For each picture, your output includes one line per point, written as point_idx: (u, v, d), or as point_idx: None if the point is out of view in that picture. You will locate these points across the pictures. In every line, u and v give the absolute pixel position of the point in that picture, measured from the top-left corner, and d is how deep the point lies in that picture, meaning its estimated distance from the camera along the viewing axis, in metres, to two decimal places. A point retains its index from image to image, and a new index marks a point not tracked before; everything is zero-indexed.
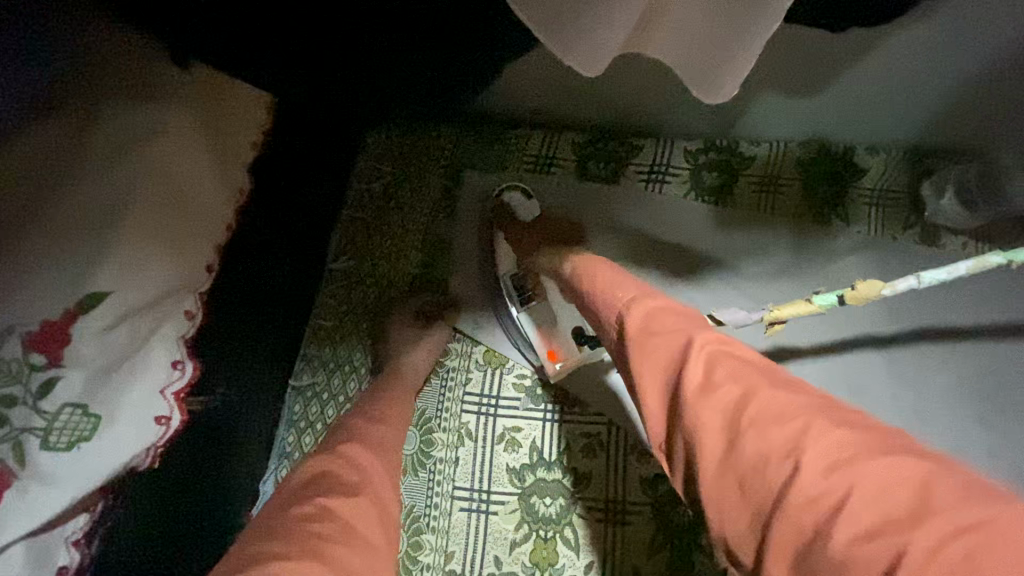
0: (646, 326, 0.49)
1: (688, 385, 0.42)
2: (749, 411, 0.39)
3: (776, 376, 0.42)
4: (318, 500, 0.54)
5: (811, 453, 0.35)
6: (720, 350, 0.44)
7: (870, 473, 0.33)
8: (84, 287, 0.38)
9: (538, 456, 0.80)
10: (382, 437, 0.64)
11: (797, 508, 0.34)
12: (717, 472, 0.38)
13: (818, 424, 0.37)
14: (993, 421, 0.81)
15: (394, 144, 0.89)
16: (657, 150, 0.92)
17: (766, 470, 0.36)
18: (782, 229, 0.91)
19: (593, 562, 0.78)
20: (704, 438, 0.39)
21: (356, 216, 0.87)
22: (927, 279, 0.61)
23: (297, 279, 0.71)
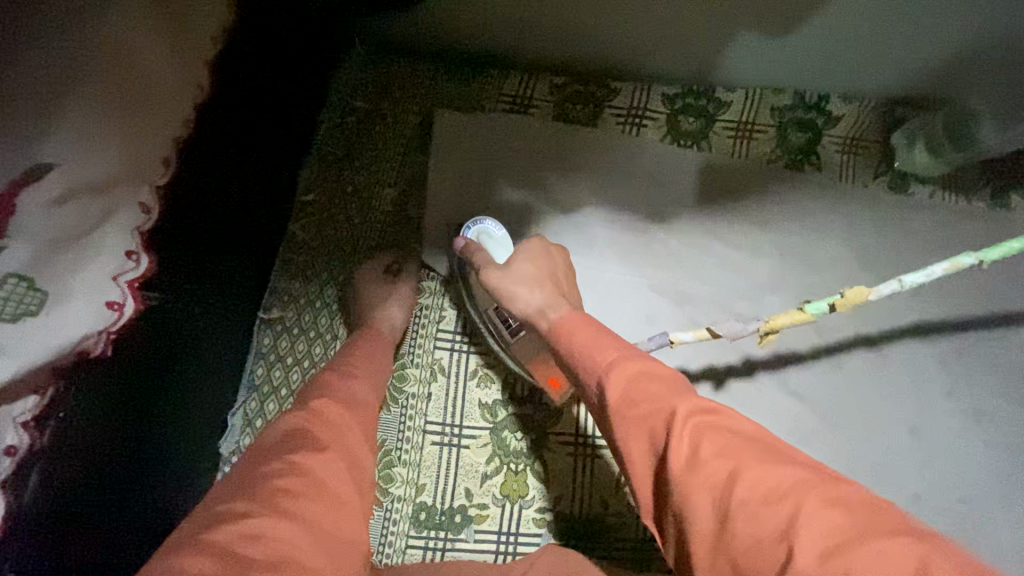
0: (626, 396, 0.47)
1: (675, 468, 0.43)
2: (740, 494, 0.40)
3: (766, 448, 0.43)
4: (286, 457, 0.55)
5: (804, 540, 0.38)
6: (705, 424, 0.44)
7: (864, 561, 0.36)
8: (31, 157, 0.36)
9: (510, 393, 0.81)
10: (354, 391, 0.64)
11: None
12: (710, 556, 0.41)
13: (809, 505, 0.39)
14: (953, 363, 0.85)
15: (368, 79, 0.87)
16: (635, 93, 0.92)
17: (761, 559, 0.39)
18: (755, 174, 0.92)
19: (563, 493, 0.79)
20: (698, 524, 0.41)
21: (327, 151, 0.85)
22: (908, 282, 0.65)
23: (263, 204, 0.70)
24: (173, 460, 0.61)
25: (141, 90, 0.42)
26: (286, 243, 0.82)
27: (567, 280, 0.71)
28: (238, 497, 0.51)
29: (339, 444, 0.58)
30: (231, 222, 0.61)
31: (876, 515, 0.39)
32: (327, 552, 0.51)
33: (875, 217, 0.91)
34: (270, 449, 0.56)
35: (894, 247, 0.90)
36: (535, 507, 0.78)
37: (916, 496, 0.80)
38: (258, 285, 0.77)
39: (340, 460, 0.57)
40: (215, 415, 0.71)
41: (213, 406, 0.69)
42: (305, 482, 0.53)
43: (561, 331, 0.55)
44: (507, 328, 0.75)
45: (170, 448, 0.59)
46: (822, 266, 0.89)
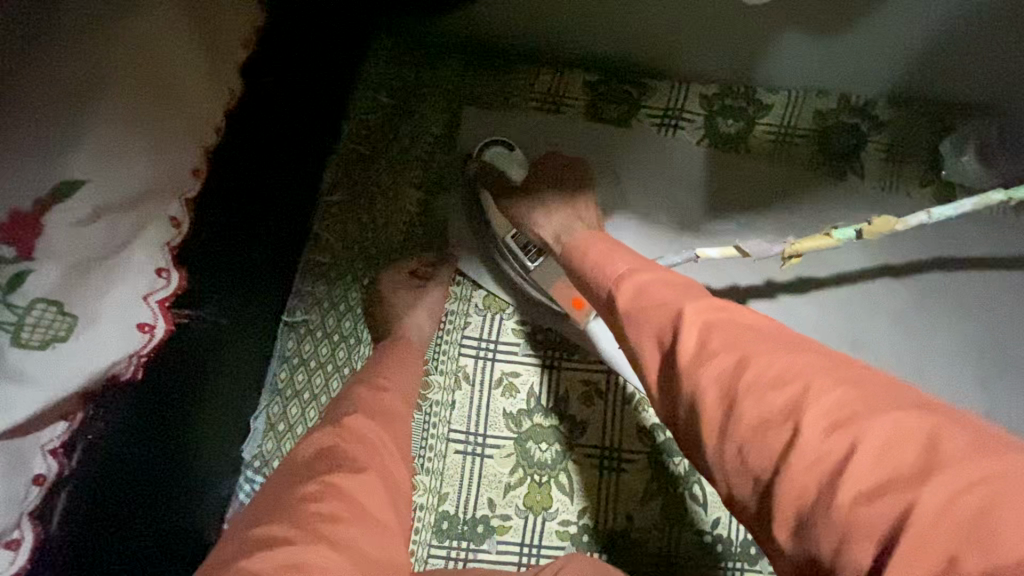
0: (636, 302, 0.50)
1: (683, 357, 0.43)
2: (746, 378, 0.40)
3: (774, 339, 0.43)
4: (323, 478, 0.53)
5: (810, 415, 0.37)
6: (713, 319, 0.45)
7: (874, 430, 0.35)
8: (59, 174, 0.34)
9: (536, 403, 0.79)
10: (387, 404, 0.63)
11: (802, 470, 0.35)
12: (718, 438, 0.40)
13: (816, 385, 0.38)
14: (993, 383, 0.80)
15: (395, 73, 0.84)
16: (672, 92, 0.88)
17: (766, 438, 0.37)
18: (794, 181, 0.88)
19: (588, 507, 0.77)
20: (707, 411, 0.41)
21: (353, 148, 0.83)
22: (938, 211, 0.69)
23: (288, 207, 0.67)
24: (198, 463, 0.60)
25: (171, 95, 0.40)
26: (311, 243, 0.80)
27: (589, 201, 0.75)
28: (274, 521, 0.50)
29: (375, 464, 0.56)
30: (258, 226, 0.59)
31: (889, 392, 0.37)
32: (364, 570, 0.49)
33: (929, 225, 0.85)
34: (307, 467, 0.55)
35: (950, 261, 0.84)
36: (559, 519, 0.77)
37: None
38: (282, 289, 0.75)
39: (378, 480, 0.55)
40: (237, 421, 0.69)
41: (236, 412, 0.68)
42: (345, 506, 0.52)
43: (581, 252, 0.61)
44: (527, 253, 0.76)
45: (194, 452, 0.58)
46: (870, 277, 0.83)
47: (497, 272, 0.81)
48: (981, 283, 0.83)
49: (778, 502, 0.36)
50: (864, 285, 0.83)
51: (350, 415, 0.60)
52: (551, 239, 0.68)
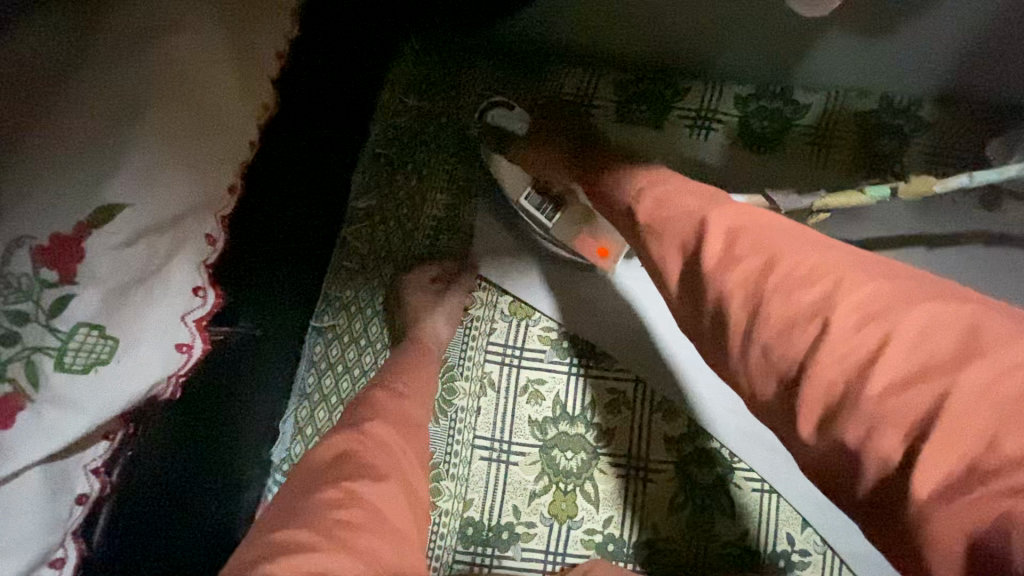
0: (659, 213, 0.52)
1: (708, 260, 0.45)
2: (773, 279, 0.41)
3: (808, 240, 0.43)
4: (342, 483, 0.54)
5: (840, 311, 0.37)
6: (739, 224, 0.46)
7: (906, 322, 0.35)
8: (99, 197, 0.34)
9: (561, 410, 0.79)
10: (406, 411, 0.63)
11: (831, 364, 0.36)
12: (744, 340, 0.41)
13: (847, 282, 0.39)
14: None
15: (420, 74, 0.83)
16: (706, 93, 0.85)
17: (794, 335, 0.38)
18: (832, 184, 0.85)
19: (613, 516, 0.77)
20: (733, 311, 0.42)
21: (380, 151, 0.81)
22: (979, 175, 0.68)
23: (314, 215, 0.67)
24: (231, 470, 0.60)
25: (207, 116, 0.40)
26: (338, 249, 0.79)
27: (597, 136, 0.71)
28: (296, 524, 0.50)
29: (395, 474, 0.57)
30: (286, 234, 0.59)
31: (924, 287, 0.38)
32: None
33: (984, 233, 0.81)
34: (331, 477, 0.54)
35: (999, 277, 0.80)
36: (583, 528, 0.76)
37: None
38: (310, 294, 0.74)
39: (396, 494, 0.55)
40: (268, 422, 0.70)
41: (267, 416, 0.68)
42: (367, 515, 0.52)
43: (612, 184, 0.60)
44: (544, 210, 0.76)
45: (230, 457, 0.59)
46: None
47: (522, 264, 0.81)
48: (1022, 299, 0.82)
49: (803, 398, 0.37)
50: None
51: (370, 421, 0.61)
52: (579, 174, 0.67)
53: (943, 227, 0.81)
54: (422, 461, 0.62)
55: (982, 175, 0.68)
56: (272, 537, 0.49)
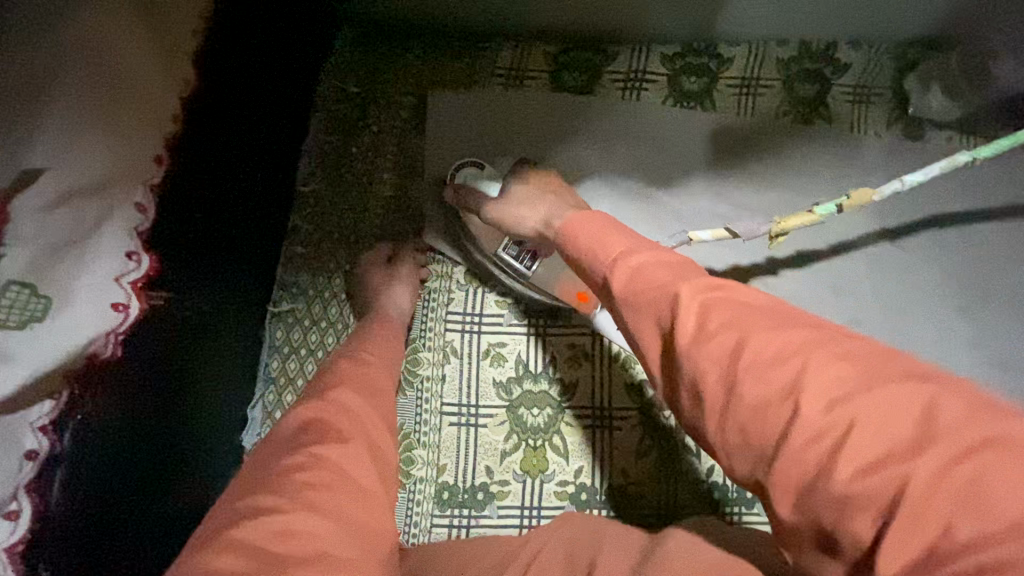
0: (632, 285, 0.46)
1: (680, 334, 0.41)
2: (746, 359, 0.38)
3: (773, 312, 0.41)
4: (308, 449, 0.53)
5: (810, 394, 0.36)
6: (713, 296, 0.42)
7: (871, 406, 0.34)
8: (19, 162, 0.36)
9: (525, 369, 0.81)
10: (371, 378, 0.63)
11: (801, 447, 0.35)
12: (719, 422, 0.39)
13: (816, 361, 0.37)
14: (974, 311, 0.82)
15: (357, 61, 0.86)
16: (634, 55, 0.89)
17: (766, 416, 0.37)
18: (762, 130, 0.89)
19: (583, 466, 0.79)
20: (709, 393, 0.40)
21: (324, 139, 0.84)
22: (909, 179, 0.69)
23: (257, 199, 0.68)
24: (198, 448, 0.62)
25: (125, 85, 0.42)
26: (289, 236, 0.81)
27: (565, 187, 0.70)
28: (265, 491, 0.49)
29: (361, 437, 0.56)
30: (230, 212, 0.61)
31: (888, 361, 0.36)
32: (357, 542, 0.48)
33: (902, 165, 0.88)
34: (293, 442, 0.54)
35: (922, 201, 0.86)
36: (556, 481, 0.79)
37: None
38: (264, 278, 0.76)
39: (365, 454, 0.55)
40: (231, 403, 0.71)
41: (229, 395, 0.70)
42: (331, 475, 0.51)
43: (575, 234, 0.54)
44: (522, 260, 0.77)
45: (194, 431, 0.61)
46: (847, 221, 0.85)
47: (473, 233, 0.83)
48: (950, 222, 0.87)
49: (775, 478, 0.36)
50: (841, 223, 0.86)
51: (333, 390, 0.60)
52: (541, 226, 0.65)
53: (867, 160, 0.88)
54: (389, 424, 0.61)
55: (910, 177, 0.71)
56: (230, 497, 0.49)
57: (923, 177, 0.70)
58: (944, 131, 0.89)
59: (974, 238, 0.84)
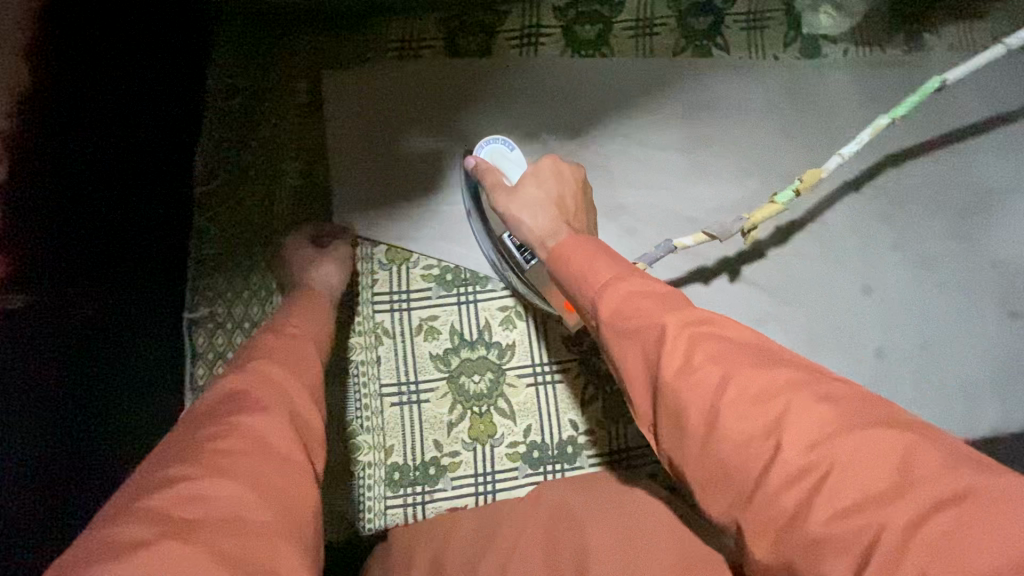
0: (619, 313, 0.46)
1: (666, 369, 0.43)
2: (729, 397, 0.40)
3: (760, 352, 0.43)
4: (224, 419, 0.48)
5: (790, 435, 0.38)
6: (701, 332, 0.44)
7: (847, 451, 0.36)
8: None
9: (460, 338, 0.80)
10: (295, 348, 0.58)
11: (778, 488, 0.37)
12: (699, 458, 0.41)
13: (797, 403, 0.39)
14: (892, 216, 0.88)
15: (244, 55, 0.84)
16: (525, 12, 0.88)
17: (748, 454, 0.38)
18: (664, 67, 0.89)
19: (532, 424, 0.79)
20: (692, 430, 0.41)
21: (221, 137, 0.82)
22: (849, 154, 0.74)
23: (133, 194, 0.65)
24: (100, 435, 0.59)
25: None
26: (196, 240, 0.78)
27: (576, 201, 0.69)
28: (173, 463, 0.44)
29: (281, 408, 0.51)
30: (99, 207, 0.59)
31: (866, 410, 0.39)
32: (275, 506, 0.43)
33: (808, 85, 0.91)
34: (207, 414, 0.49)
35: (826, 118, 0.90)
36: (506, 443, 0.78)
37: (879, 351, 0.84)
38: (167, 282, 0.74)
39: (288, 422, 0.50)
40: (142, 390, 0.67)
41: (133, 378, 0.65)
42: (247, 443, 0.46)
43: (562, 255, 0.53)
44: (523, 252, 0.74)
45: (85, 413, 0.57)
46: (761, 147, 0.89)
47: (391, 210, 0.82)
48: (853, 139, 0.90)
49: (753, 515, 0.38)
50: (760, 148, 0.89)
51: (259, 361, 0.56)
52: (542, 232, 0.65)
53: (772, 83, 0.90)
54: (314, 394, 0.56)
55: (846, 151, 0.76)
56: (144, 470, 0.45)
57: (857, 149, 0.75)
58: (840, 46, 0.92)
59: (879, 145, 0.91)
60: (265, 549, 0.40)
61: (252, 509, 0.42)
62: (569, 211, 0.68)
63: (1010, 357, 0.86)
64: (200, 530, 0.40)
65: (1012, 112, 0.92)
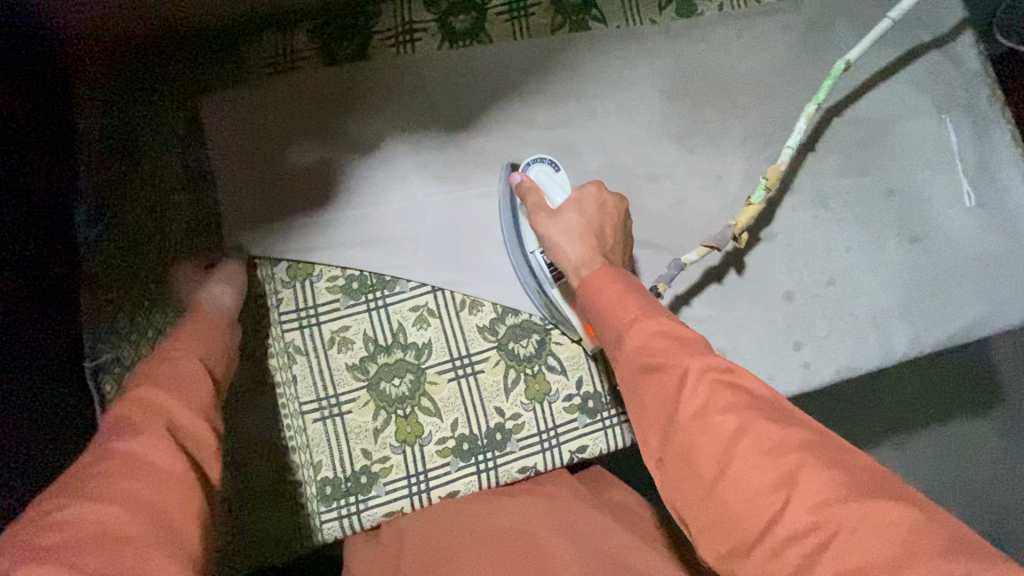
0: (644, 350, 0.53)
1: (684, 413, 0.49)
2: (743, 446, 0.46)
3: (777, 408, 0.48)
4: (101, 447, 0.48)
5: (798, 490, 0.43)
6: (720, 384, 0.49)
7: (850, 515, 0.41)
8: None
9: (375, 345, 0.80)
10: (183, 368, 0.58)
11: (781, 540, 0.42)
12: (707, 501, 0.47)
13: (807, 463, 0.44)
14: (785, 161, 0.90)
15: (113, 91, 0.82)
16: (397, 11, 0.88)
17: (756, 503, 0.44)
18: (543, 47, 0.89)
19: (458, 418, 0.80)
20: (703, 475, 0.47)
21: (102, 178, 0.80)
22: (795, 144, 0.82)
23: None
24: None
25: None
26: (88, 285, 0.77)
27: (614, 231, 0.71)
28: (55, 495, 0.44)
29: (157, 426, 0.50)
30: None
31: (871, 482, 0.43)
32: (153, 520, 0.43)
33: (689, 43, 0.91)
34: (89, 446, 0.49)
35: (710, 73, 0.91)
36: (435, 441, 0.79)
37: (788, 294, 0.86)
38: (57, 327, 0.72)
39: (168, 435, 0.50)
40: (40, 429, 0.66)
41: (27, 417, 0.64)
42: (121, 465, 0.46)
43: (593, 290, 0.60)
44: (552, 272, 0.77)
45: None
46: (651, 112, 0.89)
47: (285, 228, 0.81)
48: (739, 91, 0.91)
49: (755, 560, 0.44)
50: (651, 114, 0.89)
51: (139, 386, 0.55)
52: (575, 257, 0.67)
53: (651, 48, 0.91)
54: (203, 407, 0.55)
55: (790, 142, 0.84)
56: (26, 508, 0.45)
57: (798, 138, 0.83)
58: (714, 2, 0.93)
59: (768, 93, 0.92)
60: (137, 562, 0.40)
61: (123, 524, 0.42)
62: (606, 238, 0.70)
63: (914, 281, 0.88)
64: (71, 552, 0.40)
65: (889, 43, 0.94)
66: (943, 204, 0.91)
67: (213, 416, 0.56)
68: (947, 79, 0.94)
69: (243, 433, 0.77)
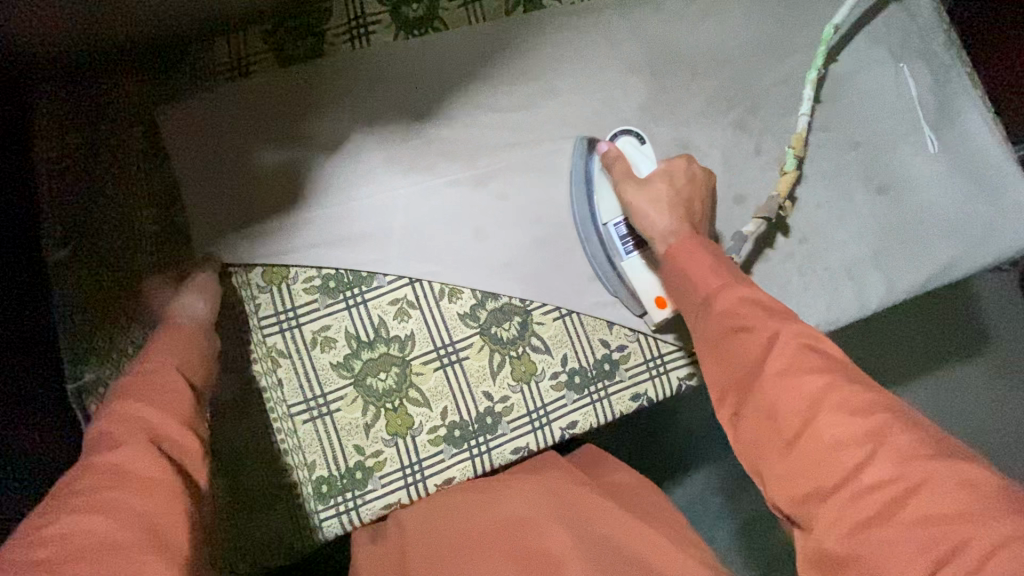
0: (735, 312, 0.57)
1: (771, 369, 0.52)
2: (834, 400, 0.49)
3: (861, 376, 0.52)
4: (85, 463, 0.48)
5: (886, 444, 0.46)
6: (806, 347, 0.53)
7: (931, 469, 0.44)
8: None
9: (358, 341, 0.80)
10: (162, 379, 0.58)
11: (867, 488, 0.45)
12: (789, 453, 0.49)
13: (892, 423, 0.47)
14: (750, 123, 0.91)
15: (64, 108, 0.81)
16: (349, 4, 0.87)
17: (840, 455, 0.47)
18: (498, 29, 0.89)
19: (446, 406, 0.80)
20: (786, 429, 0.50)
21: (64, 198, 0.79)
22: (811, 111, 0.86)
23: None
24: None
25: None
26: (60, 306, 0.76)
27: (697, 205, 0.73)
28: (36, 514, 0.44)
29: (138, 437, 0.50)
30: None
31: (946, 445, 0.46)
32: (144, 527, 0.44)
33: (645, 14, 0.92)
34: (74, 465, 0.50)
35: (668, 42, 0.91)
36: (425, 430, 0.79)
37: (762, 254, 0.88)
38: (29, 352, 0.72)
39: (151, 445, 0.50)
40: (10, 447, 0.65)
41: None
42: (105, 478, 0.46)
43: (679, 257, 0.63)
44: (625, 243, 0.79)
45: None
46: (614, 86, 0.89)
47: (255, 234, 0.81)
48: (700, 58, 0.91)
49: (828, 508, 0.46)
50: (614, 88, 0.89)
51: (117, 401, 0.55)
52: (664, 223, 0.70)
53: (607, 22, 0.91)
54: (185, 415, 0.55)
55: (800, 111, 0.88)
56: None
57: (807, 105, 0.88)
58: None
59: (728, 57, 0.92)
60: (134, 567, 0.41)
61: (114, 533, 0.42)
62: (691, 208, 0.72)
63: (884, 229, 0.90)
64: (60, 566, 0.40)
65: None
66: (909, 153, 0.92)
67: (198, 423, 0.56)
68: (904, 30, 0.95)
69: (233, 441, 0.77)
